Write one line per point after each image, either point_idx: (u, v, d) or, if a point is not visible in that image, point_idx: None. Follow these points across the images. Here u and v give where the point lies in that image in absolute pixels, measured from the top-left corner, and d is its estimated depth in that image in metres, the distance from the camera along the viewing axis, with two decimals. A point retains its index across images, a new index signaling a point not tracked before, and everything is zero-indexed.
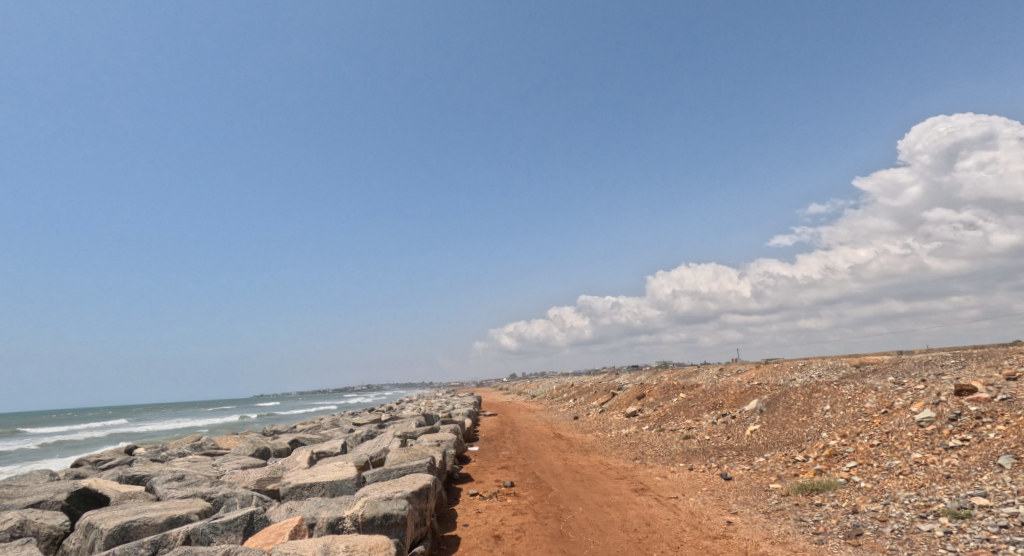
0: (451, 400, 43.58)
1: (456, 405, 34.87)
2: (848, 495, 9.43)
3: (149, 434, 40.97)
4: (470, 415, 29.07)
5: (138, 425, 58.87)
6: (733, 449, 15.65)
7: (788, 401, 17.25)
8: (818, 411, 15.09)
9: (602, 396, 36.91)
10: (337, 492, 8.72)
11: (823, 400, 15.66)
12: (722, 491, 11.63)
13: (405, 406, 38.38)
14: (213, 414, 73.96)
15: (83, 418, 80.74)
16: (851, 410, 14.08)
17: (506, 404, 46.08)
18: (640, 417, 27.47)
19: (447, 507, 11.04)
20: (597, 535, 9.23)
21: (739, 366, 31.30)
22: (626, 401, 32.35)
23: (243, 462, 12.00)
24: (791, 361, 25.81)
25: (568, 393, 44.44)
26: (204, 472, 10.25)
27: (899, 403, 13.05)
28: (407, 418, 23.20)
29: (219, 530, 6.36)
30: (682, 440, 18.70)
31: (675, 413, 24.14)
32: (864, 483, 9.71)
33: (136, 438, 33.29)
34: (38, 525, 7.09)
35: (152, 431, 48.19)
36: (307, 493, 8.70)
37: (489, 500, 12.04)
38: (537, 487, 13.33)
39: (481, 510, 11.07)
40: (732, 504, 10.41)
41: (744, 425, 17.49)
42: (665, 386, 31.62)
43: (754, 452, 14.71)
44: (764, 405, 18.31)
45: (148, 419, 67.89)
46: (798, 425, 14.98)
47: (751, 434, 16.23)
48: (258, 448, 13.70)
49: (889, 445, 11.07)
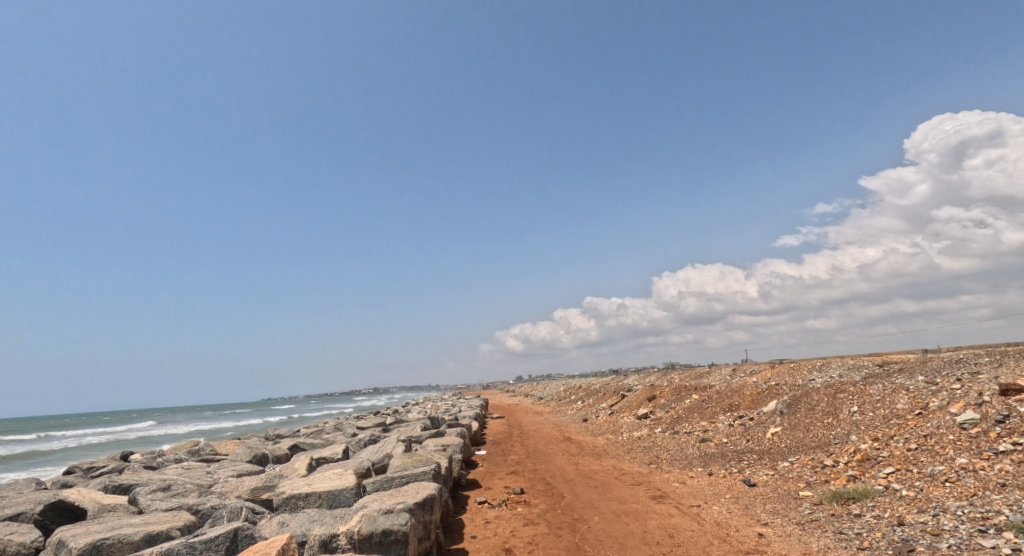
0: (458, 402, 42.80)
1: (463, 407, 34.16)
2: (890, 505, 8.69)
3: (151, 438, 40.46)
4: (477, 417, 28.34)
5: (143, 429, 58.50)
6: (754, 453, 14.89)
7: (811, 402, 16.44)
8: (844, 413, 14.31)
9: (611, 398, 36.10)
10: (335, 502, 8.07)
11: (849, 401, 14.86)
12: (747, 499, 10.88)
13: (411, 408, 37.70)
14: (220, 418, 73.49)
15: (91, 422, 80.62)
16: (882, 411, 13.30)
17: (514, 406, 45.34)
18: (652, 419, 26.66)
19: (454, 518, 10.38)
20: (617, 549, 8.50)
21: (753, 366, 30.41)
22: (637, 402, 31.51)
23: (239, 469, 11.36)
24: (808, 360, 25.00)
25: (577, 394, 43.61)
26: (196, 482, 9.61)
27: (935, 404, 12.32)
28: (412, 422, 22.47)
29: (198, 550, 5.68)
30: (699, 443, 17.90)
31: (689, 414, 23.33)
32: (907, 492, 8.97)
33: (138, 442, 32.73)
34: (7, 543, 6.42)
35: (156, 434, 47.79)
36: (302, 505, 8.06)
37: (499, 509, 11.34)
38: (549, 494, 12.61)
39: (490, 520, 10.38)
40: (761, 513, 9.68)
41: (764, 428, 16.72)
42: (677, 386, 30.78)
43: (776, 456, 13.93)
44: (784, 406, 17.50)
45: (155, 423, 67.55)
46: (823, 428, 14.19)
47: (772, 436, 15.45)
48: (255, 454, 13.06)
49: (930, 450, 10.30)
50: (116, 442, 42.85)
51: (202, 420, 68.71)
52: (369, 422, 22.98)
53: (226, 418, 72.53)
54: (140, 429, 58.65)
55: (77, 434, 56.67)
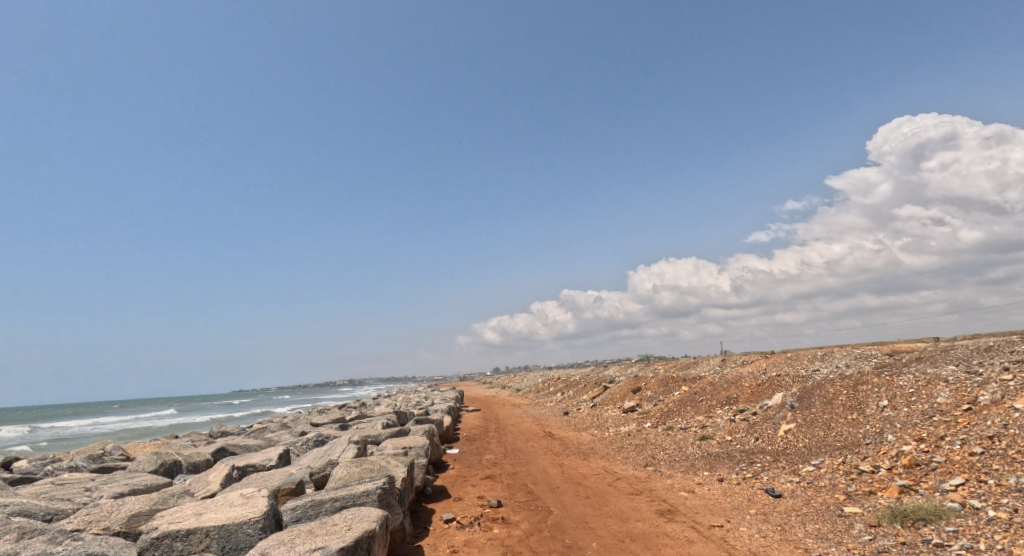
0: (429, 394, 40.38)
1: (436, 400, 31.70)
2: (981, 532, 6.66)
3: (85, 435, 36.70)
4: (450, 412, 26.01)
5: (88, 423, 54.37)
6: (766, 454, 12.90)
7: (827, 395, 14.43)
8: (871, 407, 12.27)
9: (593, 390, 34.12)
10: (230, 543, 5.83)
11: (875, 393, 12.86)
12: (779, 517, 8.78)
13: (380, 401, 35.09)
14: (174, 411, 69.08)
15: (46, 417, 75.84)
16: (921, 406, 11.31)
17: (489, 399, 43.11)
18: (639, 413, 24.73)
19: (411, 545, 8.19)
20: None
21: (745, 358, 28.56)
22: (620, 395, 29.48)
23: (132, 485, 8.91)
24: (807, 350, 23.25)
25: (556, 386, 41.51)
26: (48, 521, 7.28)
27: (987, 399, 10.38)
28: (375, 418, 20.07)
29: None
30: (699, 442, 15.84)
31: (681, 408, 21.35)
32: (997, 513, 6.94)
33: (62, 442, 29.13)
34: None
35: (95, 429, 43.89)
36: (180, 548, 5.75)
37: (470, 532, 9.09)
38: (531, 509, 10.40)
39: (459, 548, 8.13)
40: (805, 539, 7.56)
41: (772, 424, 14.82)
42: (663, 378, 28.84)
43: (797, 460, 11.86)
44: (794, 400, 15.50)
45: (112, 417, 63.51)
46: (848, 426, 12.13)
47: (785, 435, 13.46)
48: (163, 462, 10.56)
49: (1003, 456, 8.30)
50: (56, 437, 39.12)
51: (166, 414, 64.96)
52: (327, 418, 20.50)
53: (185, 411, 68.29)
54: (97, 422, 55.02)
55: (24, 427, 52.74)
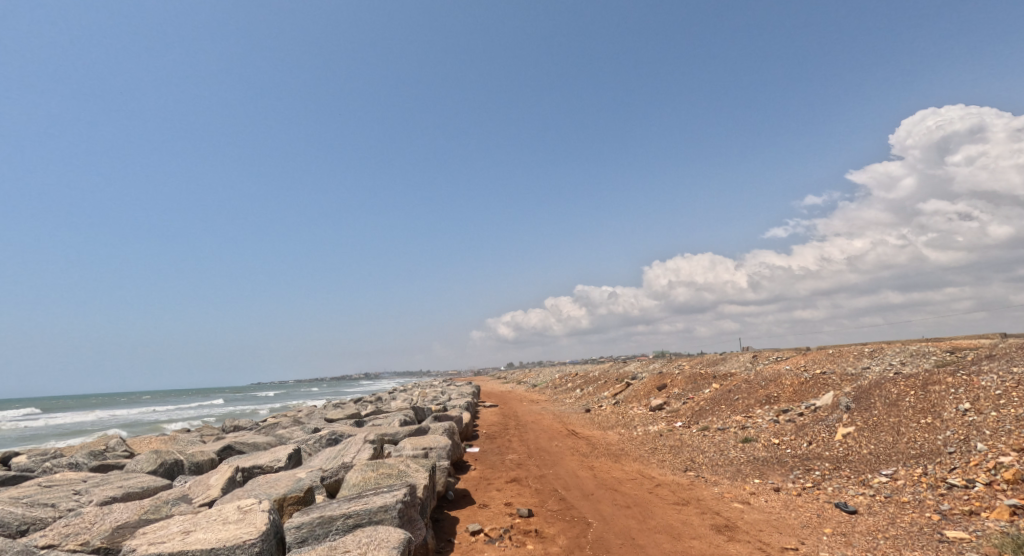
0: (444, 389, 39.27)
1: (452, 396, 30.58)
2: None
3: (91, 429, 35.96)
4: (468, 408, 24.90)
5: (98, 415, 53.93)
6: (825, 460, 11.59)
7: (889, 395, 13.04)
8: (949, 411, 10.92)
9: (614, 386, 32.86)
10: None
11: (951, 395, 11.49)
12: (863, 540, 7.55)
13: (394, 396, 34.08)
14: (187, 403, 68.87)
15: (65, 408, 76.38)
16: (1015, 412, 9.91)
17: (506, 394, 42.02)
18: (668, 411, 23.46)
19: None
20: None
21: (778, 354, 27.08)
22: (645, 391, 28.14)
23: (125, 488, 7.92)
24: (850, 347, 21.77)
25: (575, 382, 40.28)
26: (21, 535, 6.32)
27: None
28: (390, 413, 19.01)
29: None
30: (741, 445, 14.50)
31: (714, 407, 20.03)
32: None
33: (67, 437, 28.27)
34: None
35: (104, 421, 43.30)
36: None
37: (500, 549, 8.00)
38: (567, 520, 9.26)
39: None
40: None
41: (825, 426, 13.48)
42: (691, 374, 27.48)
43: (863, 469, 10.52)
44: (849, 400, 14.12)
45: (129, 408, 63.62)
46: (923, 431, 10.77)
47: (844, 439, 12.13)
48: (163, 462, 9.61)
49: None
50: (62, 428, 38.48)
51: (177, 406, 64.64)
52: (342, 413, 19.53)
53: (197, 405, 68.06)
54: (114, 413, 54.91)
55: (44, 418, 52.83)
